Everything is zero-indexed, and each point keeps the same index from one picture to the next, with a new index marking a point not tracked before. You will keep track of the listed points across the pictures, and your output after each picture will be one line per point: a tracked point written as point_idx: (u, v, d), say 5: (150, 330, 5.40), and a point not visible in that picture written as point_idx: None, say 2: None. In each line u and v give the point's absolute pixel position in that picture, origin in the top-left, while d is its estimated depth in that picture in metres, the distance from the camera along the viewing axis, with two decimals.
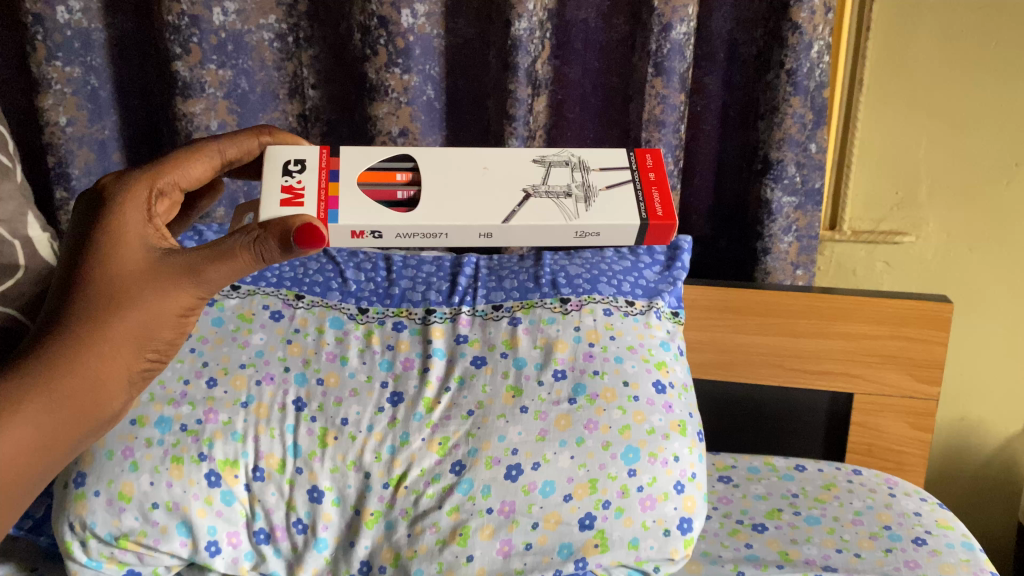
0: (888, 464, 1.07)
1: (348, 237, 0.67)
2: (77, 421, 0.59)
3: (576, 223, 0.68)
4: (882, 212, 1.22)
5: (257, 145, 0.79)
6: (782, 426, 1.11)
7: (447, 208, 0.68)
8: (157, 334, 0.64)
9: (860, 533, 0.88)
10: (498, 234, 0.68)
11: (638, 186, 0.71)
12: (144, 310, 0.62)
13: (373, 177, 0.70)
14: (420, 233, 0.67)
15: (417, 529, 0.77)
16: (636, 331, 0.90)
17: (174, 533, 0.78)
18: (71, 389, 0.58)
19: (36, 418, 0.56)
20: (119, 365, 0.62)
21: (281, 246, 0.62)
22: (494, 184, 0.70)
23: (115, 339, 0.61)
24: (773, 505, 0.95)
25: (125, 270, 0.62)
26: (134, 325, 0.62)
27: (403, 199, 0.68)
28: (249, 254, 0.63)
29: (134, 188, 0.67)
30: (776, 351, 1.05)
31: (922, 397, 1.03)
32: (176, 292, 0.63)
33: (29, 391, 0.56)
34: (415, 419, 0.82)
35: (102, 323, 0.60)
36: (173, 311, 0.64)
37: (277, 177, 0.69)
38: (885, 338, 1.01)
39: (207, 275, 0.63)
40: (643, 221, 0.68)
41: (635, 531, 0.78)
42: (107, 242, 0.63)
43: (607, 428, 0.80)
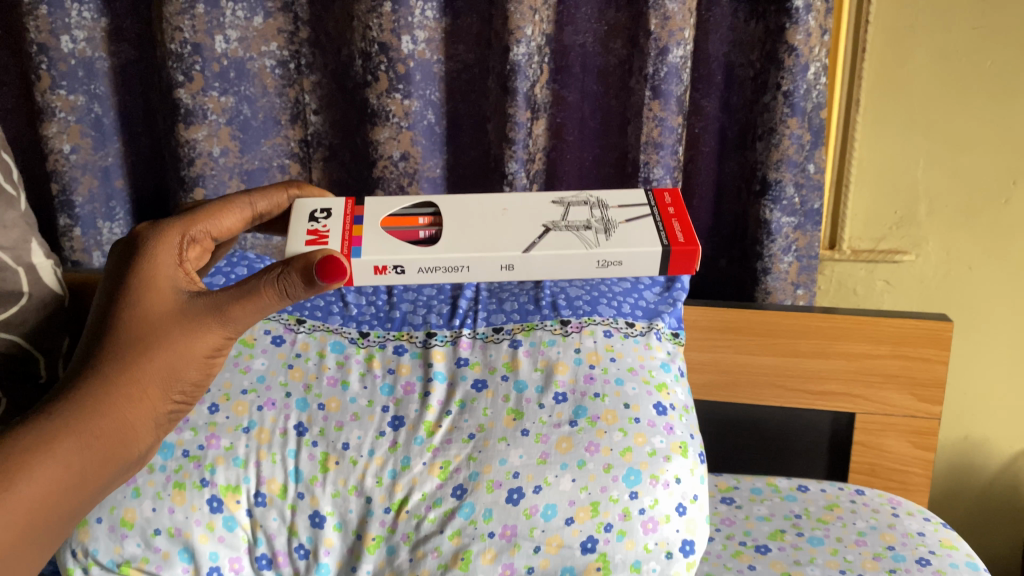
0: (892, 484, 1.07)
1: (371, 272, 0.67)
2: (105, 462, 0.61)
3: (596, 251, 0.67)
4: (881, 231, 1.22)
5: (285, 199, 0.81)
6: (785, 446, 1.10)
7: (465, 244, 0.68)
8: (183, 374, 0.65)
9: (864, 554, 0.88)
10: (519, 265, 0.67)
11: (657, 219, 0.71)
12: (171, 351, 0.63)
13: (397, 222, 0.71)
14: (440, 267, 0.67)
15: (419, 553, 0.77)
16: (636, 352, 0.90)
17: (176, 560, 0.78)
18: (101, 431, 0.60)
19: (66, 459, 0.58)
20: (145, 408, 0.63)
21: (304, 282, 0.62)
22: (512, 222, 0.70)
23: (142, 379, 0.62)
24: (776, 526, 0.94)
25: (150, 313, 0.64)
26: (162, 367, 0.63)
27: (425, 237, 0.69)
28: (274, 290, 0.63)
29: (168, 234, 0.69)
30: (777, 370, 1.05)
31: (924, 415, 1.03)
32: (202, 334, 0.64)
33: (60, 433, 0.58)
34: (416, 443, 0.83)
35: (131, 366, 0.62)
36: (199, 353, 0.65)
37: (304, 222, 0.71)
38: (885, 358, 1.01)
39: (231, 313, 0.64)
40: (664, 247, 0.67)
41: (637, 554, 0.77)
42: (138, 286, 0.65)
43: (608, 450, 0.80)
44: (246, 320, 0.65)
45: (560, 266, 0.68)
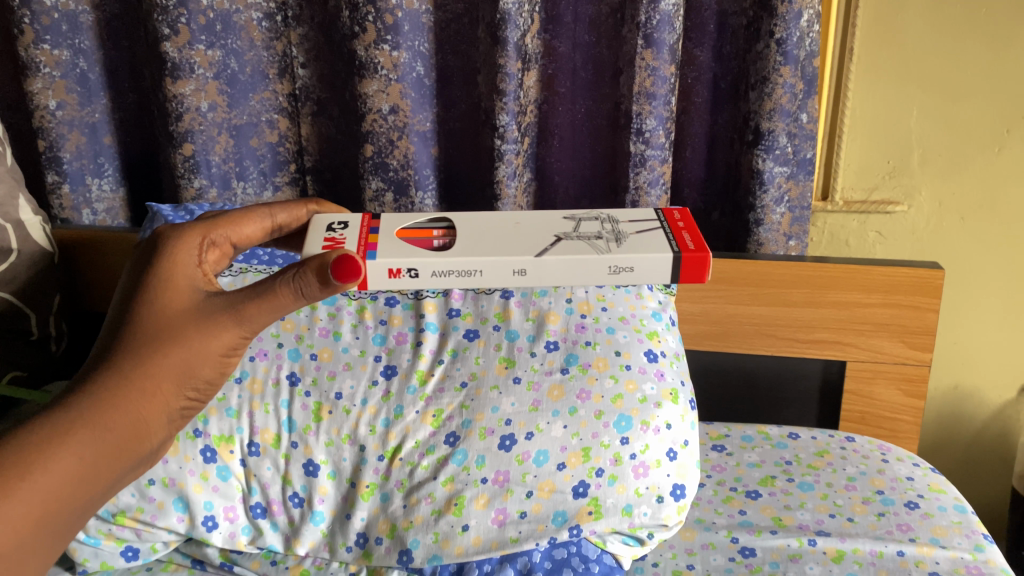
0: (882, 431, 1.08)
1: (384, 275, 0.64)
2: (119, 457, 0.56)
3: (608, 256, 0.63)
4: (874, 181, 1.21)
5: (304, 212, 0.77)
6: (777, 396, 1.11)
7: (477, 250, 0.65)
8: (197, 371, 0.60)
9: (853, 498, 0.89)
10: (533, 269, 0.63)
11: (666, 231, 0.67)
12: (188, 347, 0.59)
13: (413, 233, 0.68)
14: (455, 272, 0.63)
15: (412, 500, 0.78)
16: (628, 302, 0.91)
17: (171, 509, 0.80)
18: (114, 422, 0.56)
19: (81, 449, 0.53)
20: (158, 402, 0.59)
21: (320, 281, 0.58)
22: (523, 232, 0.67)
23: (157, 374, 0.58)
24: (766, 472, 0.96)
25: (168, 313, 0.60)
26: (177, 364, 0.59)
27: (439, 244, 0.66)
28: (289, 290, 0.59)
29: (195, 233, 0.66)
30: (770, 320, 1.05)
31: (915, 363, 1.03)
32: (216, 334, 0.60)
33: (72, 425, 0.53)
34: (409, 392, 0.83)
35: (147, 361, 0.58)
36: (214, 352, 0.61)
37: (321, 232, 0.69)
38: (876, 306, 1.01)
39: (246, 312, 0.60)
40: (676, 253, 0.63)
41: (629, 498, 0.78)
42: (155, 285, 0.61)
43: (600, 397, 0.81)
44: (262, 317, 0.61)
45: (571, 274, 0.64)
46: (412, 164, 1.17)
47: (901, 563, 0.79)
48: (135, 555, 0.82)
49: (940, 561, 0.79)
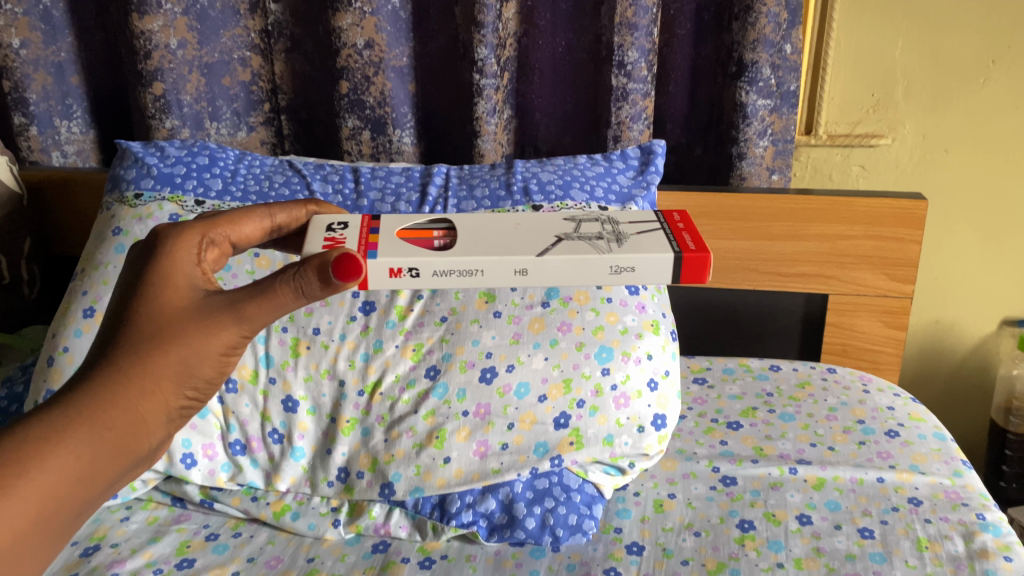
0: (863, 363, 1.08)
1: (385, 275, 0.58)
2: (121, 457, 0.46)
3: (609, 255, 0.57)
4: (858, 114, 1.20)
5: (305, 213, 0.67)
6: (759, 330, 1.10)
7: (477, 248, 0.58)
8: (197, 372, 0.51)
9: (834, 428, 0.90)
10: (534, 269, 0.57)
11: (666, 233, 0.61)
12: (190, 346, 0.50)
13: (414, 233, 0.62)
14: (456, 271, 0.57)
15: (393, 434, 0.77)
16: None
17: None
18: (114, 420, 0.46)
19: (78, 449, 0.43)
20: (157, 402, 0.48)
21: (321, 280, 0.52)
22: (520, 233, 0.60)
23: (155, 374, 0.48)
24: (748, 404, 0.96)
25: (168, 311, 0.50)
26: (178, 362, 0.49)
27: (440, 245, 0.60)
28: (289, 290, 0.52)
29: (192, 229, 0.56)
30: (751, 254, 1.05)
31: (896, 295, 1.03)
32: (217, 332, 0.51)
33: (64, 421, 0.43)
34: (388, 327, 0.82)
35: (142, 361, 0.48)
36: (213, 351, 0.51)
37: (320, 231, 0.63)
38: (859, 239, 1.01)
39: (249, 311, 0.51)
40: (675, 253, 0.57)
41: (610, 429, 0.78)
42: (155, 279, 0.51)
43: (581, 329, 0.80)
44: (265, 318, 0.52)
45: (572, 277, 0.58)
46: (389, 102, 1.14)
47: (881, 489, 0.80)
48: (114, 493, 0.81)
49: (920, 487, 0.80)
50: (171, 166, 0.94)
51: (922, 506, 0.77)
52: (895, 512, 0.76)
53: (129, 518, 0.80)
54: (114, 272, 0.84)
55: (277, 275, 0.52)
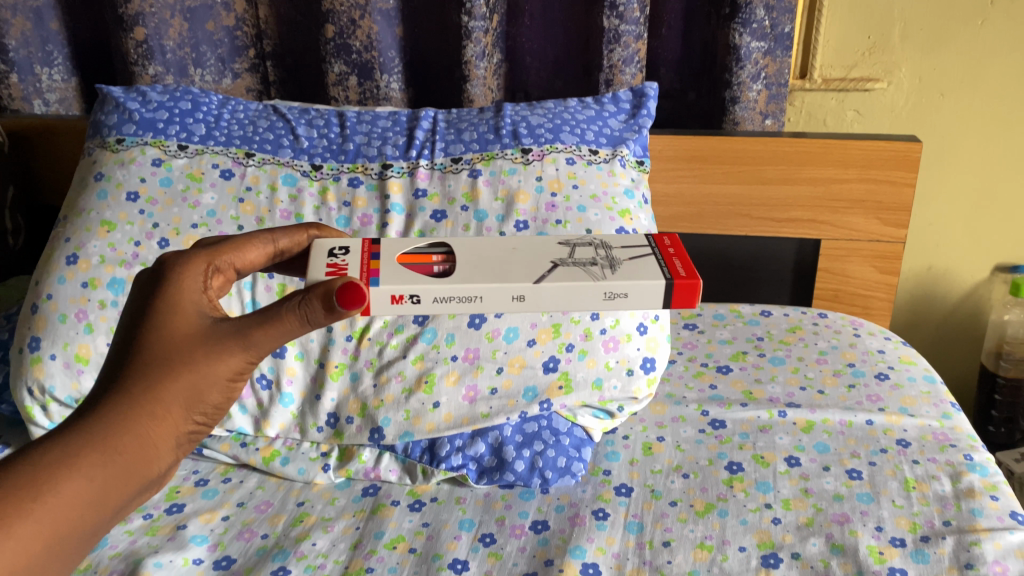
0: (855, 308, 1.08)
1: (387, 303, 0.54)
2: (135, 482, 0.45)
3: (603, 281, 0.55)
4: (853, 58, 1.16)
5: (306, 238, 0.62)
6: (750, 276, 1.10)
7: (475, 273, 0.56)
8: (205, 398, 0.49)
9: (824, 371, 0.90)
10: (532, 295, 0.55)
11: (657, 257, 0.59)
12: (198, 373, 0.48)
13: (414, 256, 0.58)
14: (455, 298, 0.55)
15: (382, 379, 0.77)
16: (600, 179, 0.86)
17: None
18: (127, 444, 0.45)
19: (93, 473, 0.43)
20: (168, 428, 0.47)
21: (325, 308, 0.50)
22: (515, 258, 0.58)
23: (165, 401, 0.47)
24: (738, 348, 0.96)
25: (175, 341, 0.48)
26: (187, 389, 0.48)
27: (440, 270, 0.57)
28: (293, 318, 0.50)
29: (193, 263, 0.53)
30: (743, 199, 1.03)
31: (889, 240, 1.02)
32: (224, 358, 0.49)
33: (78, 446, 0.43)
34: None
35: (151, 390, 0.47)
36: (221, 376, 0.50)
37: (322, 256, 0.59)
38: (853, 182, 1.00)
39: (256, 337, 0.50)
40: (667, 280, 0.55)
41: (599, 372, 0.78)
42: (161, 305, 0.49)
43: None
44: (271, 345, 0.51)
45: (568, 305, 0.55)
46: (376, 46, 1.11)
47: (870, 431, 0.80)
48: None
49: (908, 429, 0.80)
50: (154, 110, 0.91)
51: (910, 448, 0.77)
52: (883, 454, 0.77)
53: None
54: (97, 219, 0.83)
55: (281, 302, 0.50)
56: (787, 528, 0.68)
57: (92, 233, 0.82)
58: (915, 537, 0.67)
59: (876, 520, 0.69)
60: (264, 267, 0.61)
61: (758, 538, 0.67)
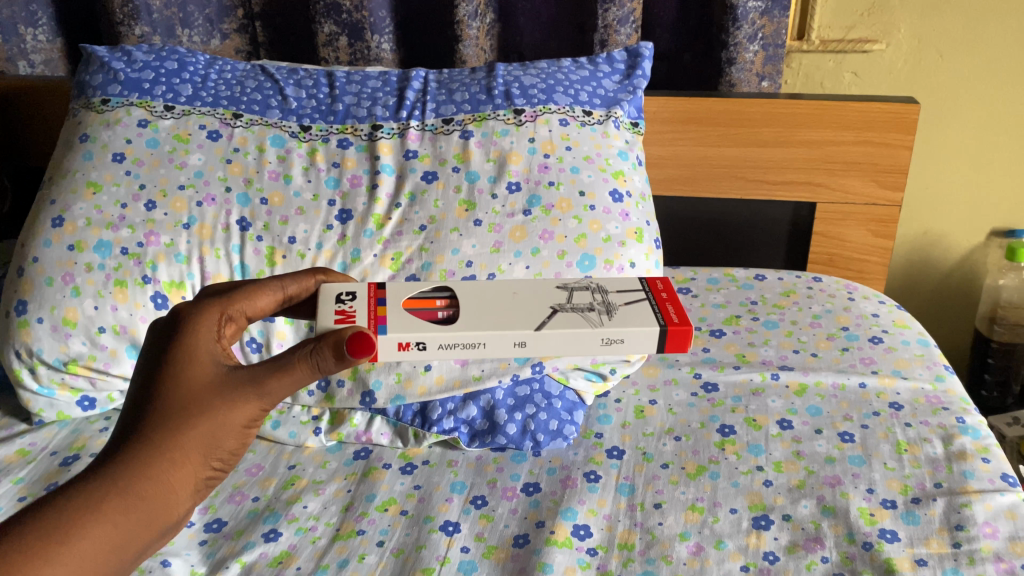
0: (849, 272, 1.08)
1: (394, 349, 0.54)
2: (154, 529, 0.44)
3: (600, 327, 0.55)
4: (852, 18, 1.14)
5: (315, 283, 0.61)
6: (745, 239, 1.09)
7: (477, 318, 0.55)
8: (223, 446, 0.48)
9: (818, 335, 0.89)
10: (533, 342, 0.54)
11: (652, 301, 0.58)
12: (216, 421, 0.47)
13: (417, 299, 0.57)
14: (458, 344, 0.54)
15: None
16: (594, 141, 0.84)
17: (124, 357, 0.78)
18: (148, 490, 0.43)
19: (115, 520, 0.42)
20: (186, 475, 0.46)
21: (335, 357, 0.50)
22: (516, 302, 0.57)
23: (184, 448, 0.45)
24: (731, 313, 0.95)
25: (192, 388, 0.47)
26: (205, 437, 0.47)
27: (443, 316, 0.56)
28: (305, 367, 0.49)
29: (207, 312, 0.52)
30: (739, 161, 1.02)
31: (886, 203, 1.02)
32: (241, 404, 0.48)
33: (101, 492, 0.42)
34: (366, 236, 0.79)
35: (170, 435, 0.45)
36: (237, 424, 0.48)
37: (329, 303, 0.57)
38: (850, 144, 0.99)
39: (272, 385, 0.49)
40: (661, 327, 0.55)
41: None
42: (178, 353, 0.48)
43: (563, 238, 0.78)
44: (285, 393, 0.49)
45: (567, 351, 0.55)
46: (366, 5, 1.09)
47: (863, 394, 0.80)
48: (92, 404, 0.81)
49: (901, 392, 0.80)
50: (139, 71, 0.89)
51: (903, 410, 0.77)
52: (876, 417, 0.76)
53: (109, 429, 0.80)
54: (83, 181, 0.81)
55: (293, 351, 0.50)
56: (779, 490, 0.68)
57: (78, 195, 0.81)
58: (906, 499, 0.67)
59: (868, 483, 0.69)
60: (273, 314, 0.60)
61: (749, 500, 0.67)
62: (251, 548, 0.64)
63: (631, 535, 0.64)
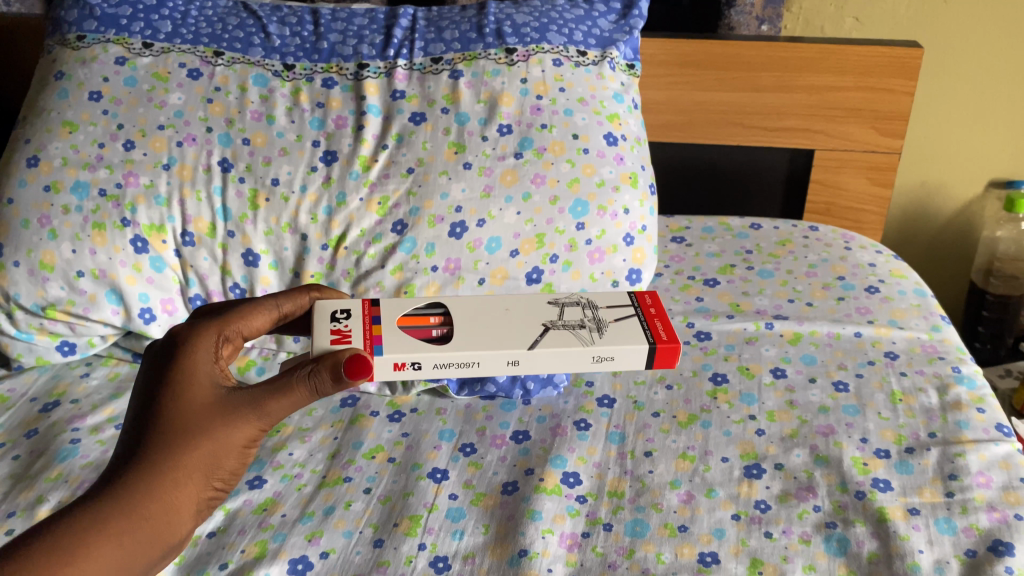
0: (846, 223, 1.06)
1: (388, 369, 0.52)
2: (157, 550, 0.44)
3: (592, 345, 0.54)
4: None
5: (308, 301, 0.60)
6: (741, 187, 1.07)
7: (471, 334, 0.54)
8: (224, 465, 0.48)
9: (813, 284, 0.88)
10: (526, 361, 0.53)
11: (641, 317, 0.57)
12: (217, 443, 0.47)
13: (412, 316, 0.56)
14: (454, 363, 0.53)
15: (360, 289, 0.75)
16: (588, 83, 0.82)
17: (104, 302, 0.76)
18: (152, 511, 0.44)
19: (118, 542, 0.42)
20: (189, 494, 0.46)
21: (333, 378, 0.49)
22: (508, 316, 0.56)
23: (187, 468, 0.46)
24: (726, 262, 0.93)
25: (193, 410, 0.47)
26: (206, 458, 0.47)
27: (438, 335, 0.54)
28: (305, 389, 0.49)
29: (204, 333, 0.52)
30: (736, 107, 1.00)
31: (884, 150, 1.00)
32: (241, 425, 0.48)
33: (104, 513, 0.42)
34: (352, 178, 0.76)
35: (173, 457, 0.45)
36: (237, 444, 0.48)
37: (323, 321, 0.55)
38: (849, 90, 0.97)
39: (272, 406, 0.49)
40: (650, 345, 0.54)
41: (583, 284, 0.77)
42: (178, 374, 0.48)
43: (555, 182, 0.76)
44: (284, 414, 0.50)
45: (558, 369, 0.54)
46: None
47: (858, 343, 0.78)
48: (72, 349, 0.79)
49: (897, 341, 0.79)
50: (116, 5, 0.84)
51: (898, 360, 0.76)
52: (870, 366, 0.75)
53: (90, 374, 0.79)
54: (58, 120, 0.79)
55: (292, 371, 0.49)
56: (771, 439, 0.67)
57: (53, 135, 0.78)
58: (900, 449, 0.66)
59: (861, 432, 0.68)
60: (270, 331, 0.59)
61: (741, 449, 0.66)
62: (235, 496, 0.62)
63: (621, 483, 0.63)
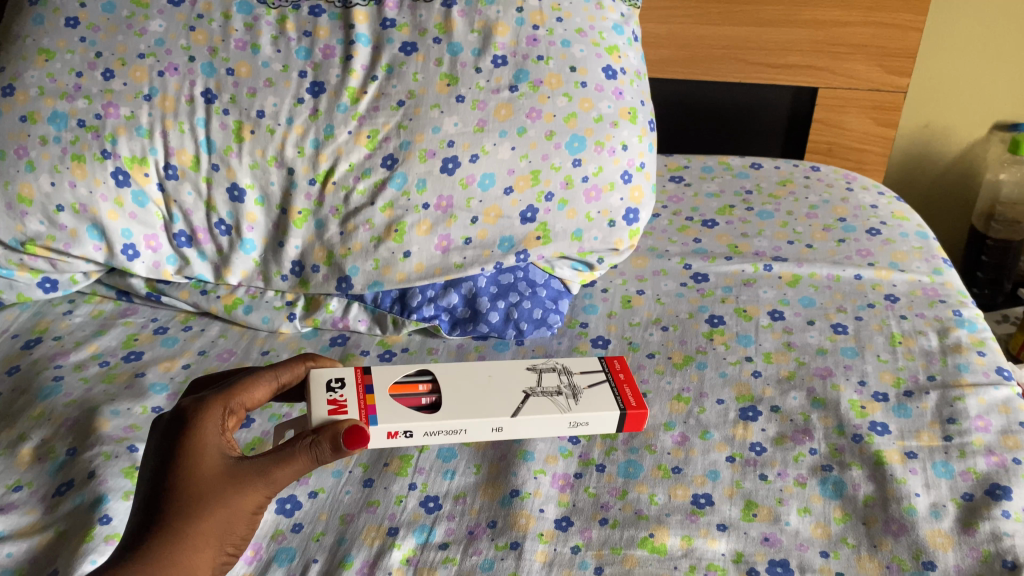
0: (848, 163, 1.04)
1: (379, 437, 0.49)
2: None
3: (569, 411, 0.51)
4: None
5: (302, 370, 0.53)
6: (743, 125, 1.05)
7: (453, 400, 0.51)
8: (235, 535, 0.45)
9: (814, 226, 0.86)
10: (510, 427, 0.50)
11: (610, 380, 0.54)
12: (232, 511, 0.44)
13: (400, 383, 0.52)
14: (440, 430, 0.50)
15: (349, 227, 0.72)
16: (587, 13, 0.78)
17: (86, 237, 0.74)
18: None
19: None
20: (202, 567, 0.43)
21: (332, 446, 0.45)
22: (490, 382, 0.53)
23: (200, 538, 0.42)
24: (725, 203, 0.91)
25: (204, 477, 0.44)
26: (220, 526, 0.43)
27: (428, 403, 0.51)
28: (307, 459, 0.45)
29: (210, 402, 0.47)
30: (739, 41, 0.97)
31: (889, 89, 0.97)
32: (252, 493, 0.45)
33: None
34: (340, 111, 0.73)
35: (184, 528, 0.42)
36: (248, 512, 0.45)
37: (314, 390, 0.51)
38: (856, 26, 0.93)
39: (279, 474, 0.45)
40: (620, 411, 0.52)
41: (578, 223, 0.75)
42: (189, 440, 0.45)
43: (551, 117, 0.73)
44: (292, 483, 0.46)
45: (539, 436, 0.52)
46: None
47: (858, 286, 0.77)
48: (54, 286, 0.78)
49: (898, 284, 0.77)
50: None
51: (898, 303, 0.75)
52: (870, 309, 0.74)
53: (73, 312, 0.78)
54: (34, 47, 0.75)
55: (292, 440, 0.46)
56: (768, 381, 0.66)
57: (29, 63, 0.75)
58: (899, 392, 0.65)
59: (860, 374, 0.67)
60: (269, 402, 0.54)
61: (737, 391, 0.65)
62: None
63: None
